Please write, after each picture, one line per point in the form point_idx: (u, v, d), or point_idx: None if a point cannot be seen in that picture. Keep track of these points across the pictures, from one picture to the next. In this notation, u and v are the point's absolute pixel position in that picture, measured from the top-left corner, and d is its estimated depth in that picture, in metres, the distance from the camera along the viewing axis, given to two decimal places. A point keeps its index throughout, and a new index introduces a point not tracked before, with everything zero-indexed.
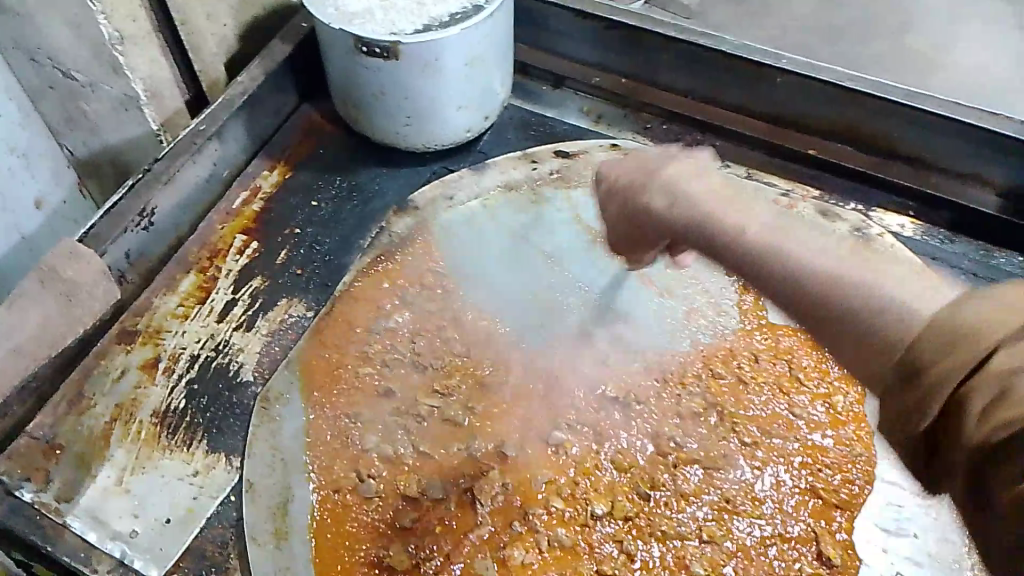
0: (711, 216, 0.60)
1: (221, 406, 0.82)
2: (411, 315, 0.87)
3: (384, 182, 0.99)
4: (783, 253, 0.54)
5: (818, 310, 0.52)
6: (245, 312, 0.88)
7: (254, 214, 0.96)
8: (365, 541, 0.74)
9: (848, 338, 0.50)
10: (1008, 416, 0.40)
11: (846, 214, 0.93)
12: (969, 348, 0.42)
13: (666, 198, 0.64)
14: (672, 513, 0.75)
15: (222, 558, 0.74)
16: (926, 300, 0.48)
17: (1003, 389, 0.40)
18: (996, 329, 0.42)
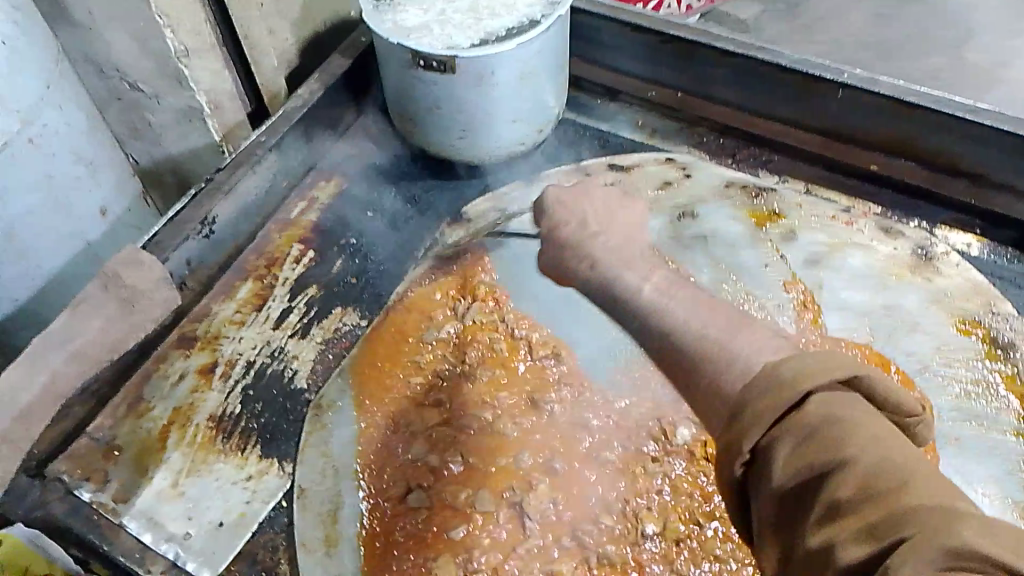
0: (667, 327, 0.52)
1: (275, 411, 0.85)
2: (462, 326, 0.87)
3: (436, 194, 1.00)
4: (698, 342, 0.50)
5: (716, 390, 0.47)
6: (300, 320, 0.90)
7: (310, 224, 0.96)
8: (413, 552, 0.74)
9: (794, 429, 0.42)
10: (859, 488, 0.38)
11: (907, 231, 0.91)
12: (786, 391, 0.42)
13: (590, 261, 0.62)
14: (726, 534, 0.74)
15: (273, 562, 0.76)
16: (822, 367, 0.43)
17: (811, 432, 0.41)
18: (818, 380, 0.42)
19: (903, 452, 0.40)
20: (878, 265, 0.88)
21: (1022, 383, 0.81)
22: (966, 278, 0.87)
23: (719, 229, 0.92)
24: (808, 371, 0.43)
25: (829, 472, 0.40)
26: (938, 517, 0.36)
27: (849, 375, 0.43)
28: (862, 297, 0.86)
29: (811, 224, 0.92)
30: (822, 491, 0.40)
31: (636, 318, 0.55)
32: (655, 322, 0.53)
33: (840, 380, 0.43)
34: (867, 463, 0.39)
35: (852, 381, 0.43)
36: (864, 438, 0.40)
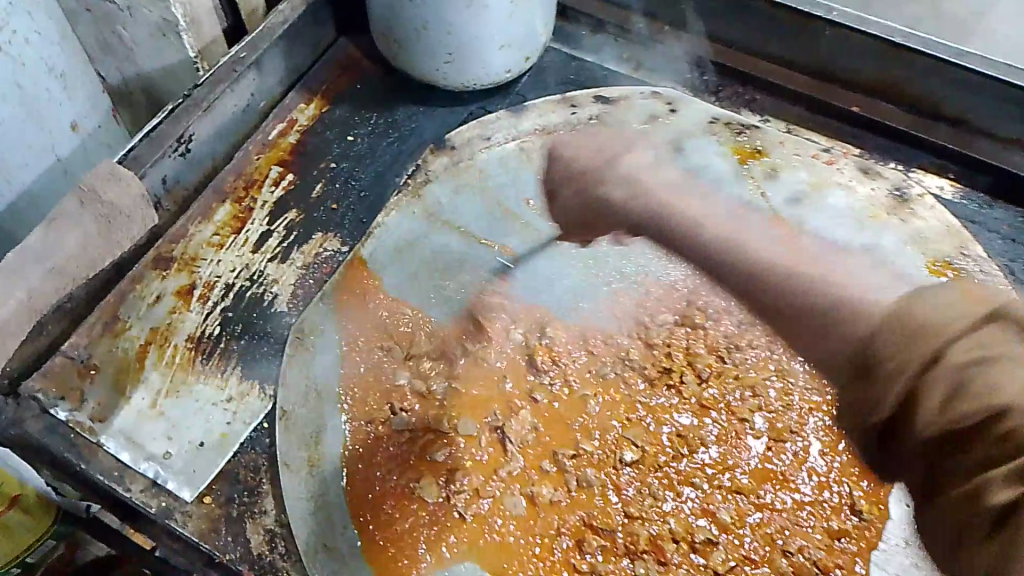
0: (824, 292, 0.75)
1: (256, 336, 0.82)
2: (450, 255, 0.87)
3: (419, 121, 0.98)
4: (817, 282, 0.80)
5: (845, 336, 0.77)
6: (281, 244, 0.88)
7: (290, 147, 0.95)
8: (395, 473, 0.75)
9: (939, 382, 0.70)
10: (971, 408, 0.69)
11: (886, 172, 0.92)
12: (933, 338, 0.72)
13: (622, 189, 0.88)
14: (704, 462, 0.76)
15: (255, 482, 0.75)
16: (957, 324, 0.71)
17: (958, 382, 0.69)
18: (950, 326, 0.71)
19: (1012, 387, 0.67)
20: (856, 205, 0.89)
21: None
22: (941, 220, 0.88)
23: (705, 161, 0.92)
24: (949, 324, 0.72)
25: (990, 417, 0.67)
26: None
27: (988, 315, 0.71)
28: (842, 233, 0.86)
29: (792, 162, 0.92)
30: (963, 436, 0.69)
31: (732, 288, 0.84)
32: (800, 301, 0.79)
33: (982, 319, 0.71)
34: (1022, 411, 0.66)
35: (995, 317, 0.71)
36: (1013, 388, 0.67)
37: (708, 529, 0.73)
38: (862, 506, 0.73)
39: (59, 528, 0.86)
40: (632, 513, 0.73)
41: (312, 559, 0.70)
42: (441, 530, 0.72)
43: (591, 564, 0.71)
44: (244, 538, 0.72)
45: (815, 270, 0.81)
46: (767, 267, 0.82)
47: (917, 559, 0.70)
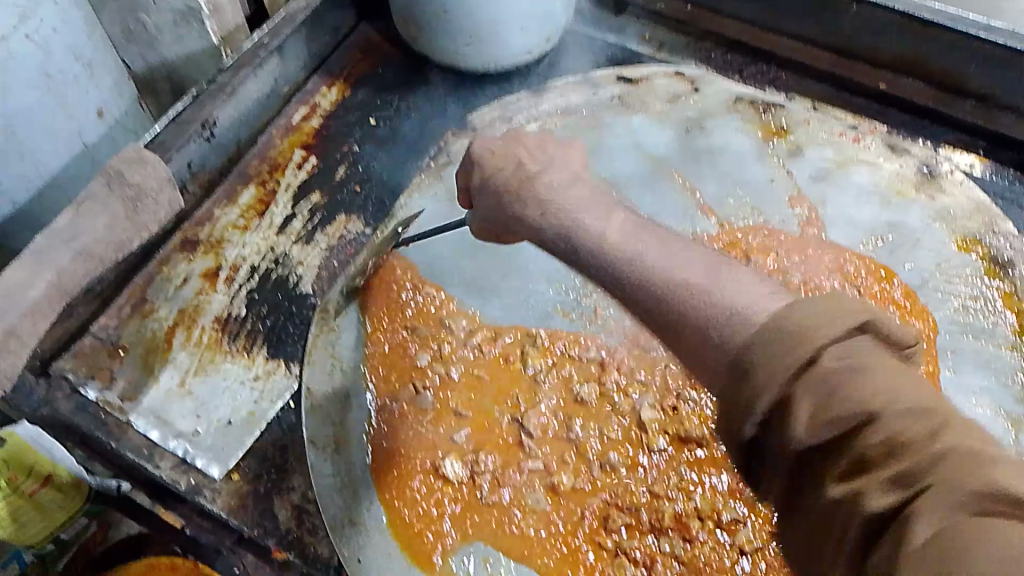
0: (613, 246, 0.54)
1: (282, 316, 0.83)
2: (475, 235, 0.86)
3: (441, 105, 0.98)
4: (690, 300, 0.48)
5: (708, 341, 0.46)
6: (305, 226, 0.89)
7: (313, 130, 0.96)
8: (420, 451, 0.76)
9: (810, 396, 0.40)
10: (836, 418, 0.39)
11: (913, 149, 0.91)
12: (804, 345, 0.40)
13: (540, 208, 0.59)
14: (728, 439, 0.76)
15: (282, 459, 0.76)
16: (832, 324, 0.41)
17: (825, 387, 0.40)
18: (828, 325, 0.41)
19: (907, 398, 0.39)
20: (882, 182, 0.88)
21: (1019, 300, 0.82)
22: (970, 197, 0.87)
23: (729, 142, 0.92)
24: (831, 328, 0.41)
25: (854, 427, 0.39)
26: (964, 458, 0.37)
27: (857, 321, 0.41)
28: (868, 212, 0.87)
29: (817, 140, 0.92)
30: (847, 450, 0.40)
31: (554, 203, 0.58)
32: (623, 254, 0.53)
33: (850, 328, 0.41)
34: (896, 414, 0.39)
35: (863, 325, 0.42)
36: (883, 389, 0.39)
37: (733, 508, 0.72)
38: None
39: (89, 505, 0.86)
40: (654, 490, 0.73)
41: (339, 535, 0.70)
42: (465, 509, 0.73)
43: (615, 540, 0.71)
44: (272, 513, 0.74)
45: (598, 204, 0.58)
46: (579, 206, 0.58)
47: None
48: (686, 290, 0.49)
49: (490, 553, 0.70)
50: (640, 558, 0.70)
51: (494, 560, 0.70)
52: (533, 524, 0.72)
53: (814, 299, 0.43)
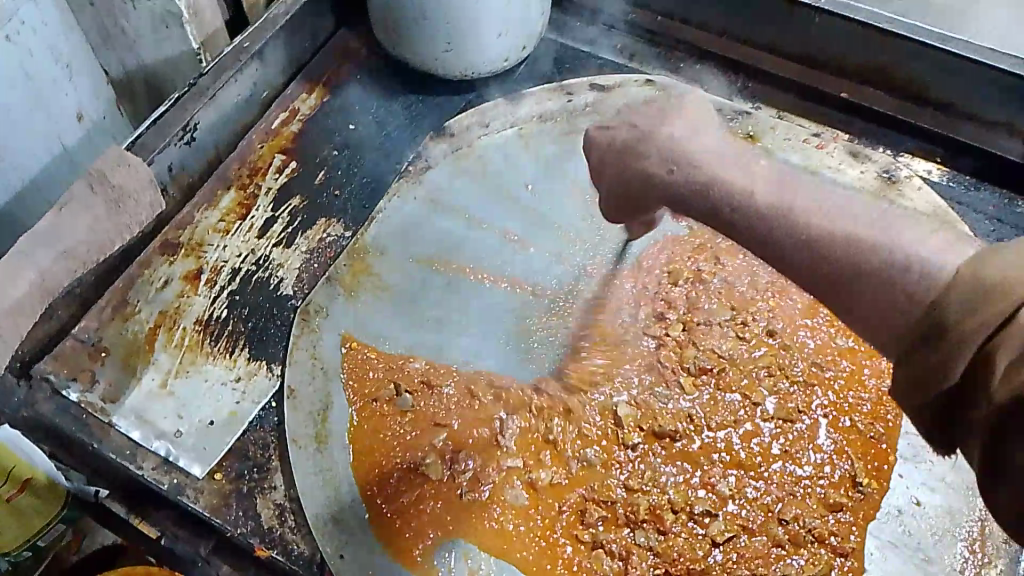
0: (778, 207, 0.53)
1: (262, 317, 0.85)
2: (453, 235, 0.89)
3: (419, 111, 1.00)
4: (885, 255, 0.48)
5: (902, 294, 0.47)
6: (285, 229, 0.90)
7: (292, 136, 0.96)
8: (399, 451, 0.76)
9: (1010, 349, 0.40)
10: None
11: (875, 155, 0.93)
12: (1000, 303, 0.41)
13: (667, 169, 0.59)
14: (702, 438, 0.77)
15: (264, 459, 0.77)
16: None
17: (970, 305, 0.42)
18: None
19: None
20: (845, 188, 0.91)
21: None
22: (926, 202, 0.90)
23: None
24: None
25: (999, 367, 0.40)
26: None
27: None
28: None
29: (784, 146, 0.95)
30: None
31: (683, 159, 0.58)
32: (767, 221, 0.53)
33: None
34: None
35: None
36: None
37: (707, 501, 0.74)
38: (862, 479, 0.75)
39: (65, 514, 0.81)
40: (630, 485, 0.75)
41: (322, 531, 0.72)
42: (445, 507, 0.74)
43: (592, 535, 0.73)
44: (255, 513, 0.75)
45: (735, 154, 0.58)
46: (710, 161, 0.57)
47: (909, 526, 0.73)
48: (848, 241, 0.49)
49: (470, 549, 0.72)
50: (616, 551, 0.72)
51: (473, 553, 0.72)
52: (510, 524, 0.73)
53: (991, 252, 0.44)
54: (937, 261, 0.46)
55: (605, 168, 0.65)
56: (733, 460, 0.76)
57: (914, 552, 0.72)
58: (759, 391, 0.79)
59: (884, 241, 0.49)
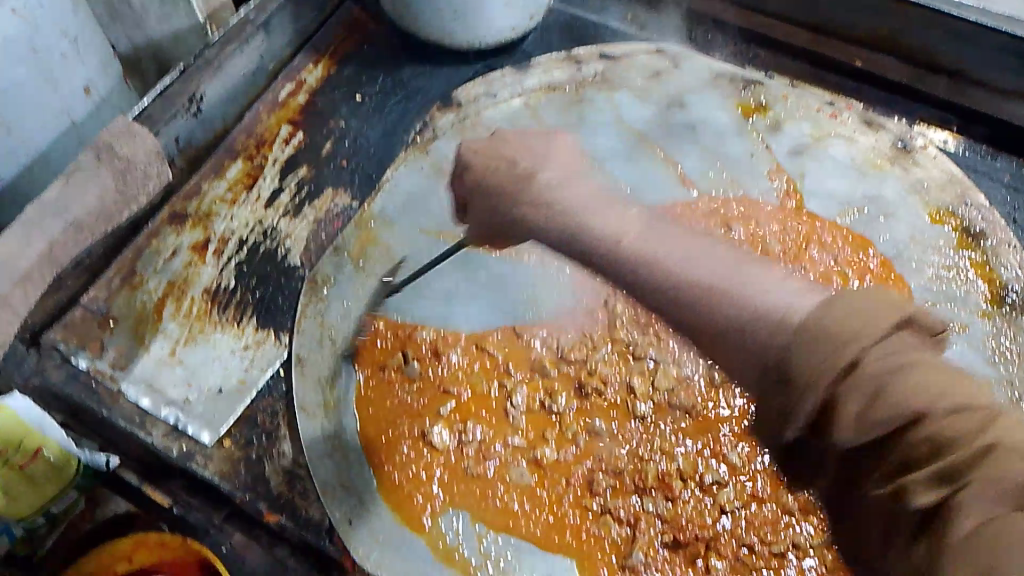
0: (642, 256, 0.50)
1: (271, 286, 0.85)
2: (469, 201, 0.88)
3: (426, 82, 0.99)
4: (717, 299, 0.46)
5: (749, 347, 0.43)
6: (292, 200, 0.90)
7: (299, 106, 0.96)
8: (405, 420, 0.77)
9: (857, 394, 0.39)
10: (883, 417, 0.39)
11: (888, 123, 0.92)
12: (845, 349, 0.39)
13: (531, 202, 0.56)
14: (714, 408, 0.76)
15: (273, 426, 0.77)
16: (874, 325, 0.39)
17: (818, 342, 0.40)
18: (867, 322, 0.39)
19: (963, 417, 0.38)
20: (858, 156, 0.90)
21: (992, 270, 0.83)
22: (943, 170, 0.89)
23: (709, 118, 0.93)
24: (875, 327, 0.39)
25: (900, 427, 0.39)
26: (1006, 460, 0.38)
27: (905, 316, 0.40)
28: (845, 185, 0.89)
29: (797, 115, 0.93)
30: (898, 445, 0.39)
31: (565, 219, 0.54)
32: (613, 261, 0.51)
33: (895, 323, 0.40)
34: (942, 413, 0.39)
35: (909, 320, 0.41)
36: (930, 390, 0.39)
37: (716, 470, 0.74)
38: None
39: (80, 480, 0.80)
40: (638, 453, 0.75)
41: (330, 498, 0.72)
42: (452, 476, 0.74)
43: (600, 502, 0.73)
44: (264, 479, 0.75)
45: (606, 202, 0.54)
46: (584, 202, 0.55)
47: None
48: (703, 292, 0.46)
49: (478, 518, 0.72)
50: (624, 517, 0.72)
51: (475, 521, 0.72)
52: (518, 495, 0.73)
53: (832, 301, 0.41)
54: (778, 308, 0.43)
55: (477, 199, 0.61)
56: (743, 430, 0.75)
57: None
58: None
59: (743, 291, 0.45)
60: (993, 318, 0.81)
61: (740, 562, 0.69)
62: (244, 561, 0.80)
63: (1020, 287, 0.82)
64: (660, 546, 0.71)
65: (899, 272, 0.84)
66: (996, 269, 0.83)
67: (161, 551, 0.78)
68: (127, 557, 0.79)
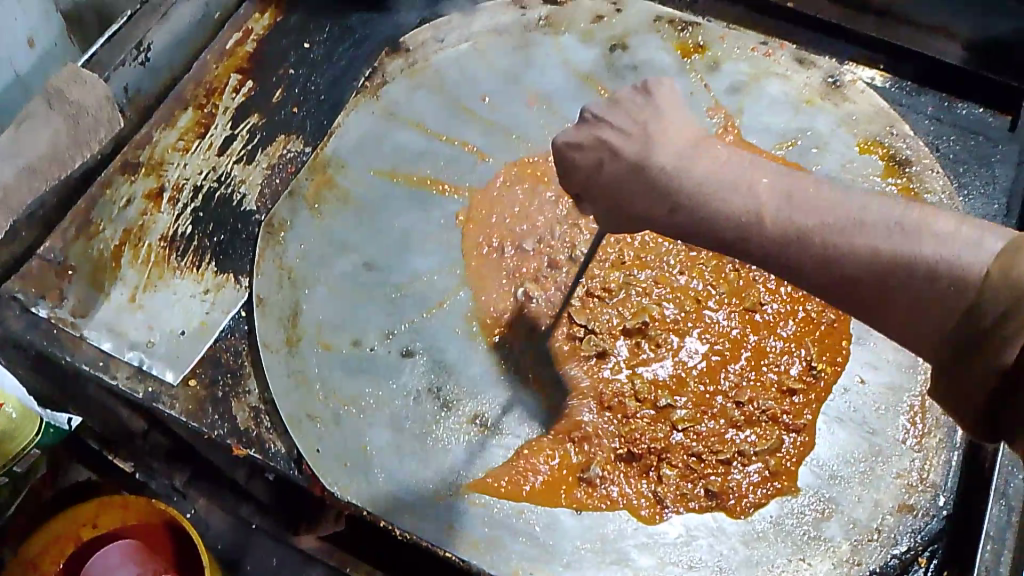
0: (788, 230, 0.48)
1: (228, 231, 0.86)
2: (429, 136, 0.90)
3: (373, 28, 1.00)
4: (890, 247, 0.45)
5: (887, 283, 0.45)
6: (245, 146, 0.91)
7: (247, 54, 0.97)
8: (358, 368, 0.77)
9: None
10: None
11: (821, 61, 0.96)
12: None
13: (623, 192, 0.54)
14: (673, 337, 0.77)
15: (237, 365, 0.79)
16: None
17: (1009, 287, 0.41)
18: None
19: None
20: (792, 92, 0.94)
21: (915, 194, 0.87)
22: (870, 103, 0.93)
23: (650, 59, 0.96)
24: None
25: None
26: None
27: None
28: (780, 118, 0.92)
29: (733, 55, 0.96)
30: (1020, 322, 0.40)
31: (669, 184, 0.52)
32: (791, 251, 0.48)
33: None
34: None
35: None
36: None
37: (669, 393, 0.74)
38: (816, 364, 0.75)
39: (41, 440, 0.75)
40: (594, 381, 0.75)
41: (297, 429, 0.74)
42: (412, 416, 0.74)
43: (561, 425, 0.73)
44: (231, 415, 0.76)
45: (737, 171, 0.51)
46: (709, 183, 0.51)
47: (857, 402, 0.74)
48: (872, 258, 0.45)
49: (440, 460, 0.72)
50: (580, 437, 0.73)
51: (435, 467, 0.72)
52: (480, 444, 0.73)
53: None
54: (961, 265, 0.44)
55: (608, 203, 0.57)
56: (693, 356, 0.76)
57: (859, 426, 0.73)
58: (727, 282, 0.79)
59: (909, 248, 0.45)
60: None
61: (691, 471, 0.71)
62: (209, 525, 0.82)
63: (942, 210, 0.86)
64: (617, 460, 0.72)
65: None
66: (919, 193, 0.87)
67: (124, 513, 0.78)
68: (91, 522, 0.78)
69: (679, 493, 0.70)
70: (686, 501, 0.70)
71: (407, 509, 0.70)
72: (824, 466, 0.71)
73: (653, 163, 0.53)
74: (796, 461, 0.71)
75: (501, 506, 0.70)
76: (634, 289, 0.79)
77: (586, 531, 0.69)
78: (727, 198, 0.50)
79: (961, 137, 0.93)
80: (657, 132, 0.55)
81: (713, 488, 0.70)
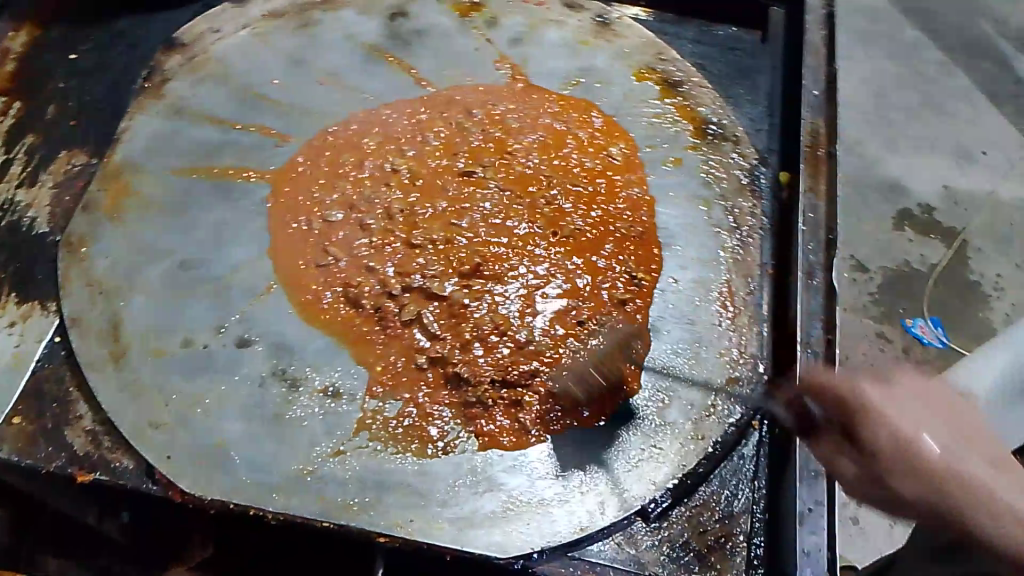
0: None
1: (24, 257, 0.81)
2: (224, 128, 0.88)
3: (143, 28, 0.96)
4: None
5: None
6: (25, 170, 0.86)
7: (10, 75, 0.92)
8: (193, 373, 0.74)
9: None
10: None
11: (588, 4, 1.02)
12: None
13: (884, 459, 0.49)
14: (505, 273, 0.80)
15: (62, 391, 0.74)
16: None
17: None
18: None
19: None
20: (568, 36, 0.99)
21: (690, 109, 0.94)
22: (638, 37, 1.00)
23: (430, 22, 0.98)
24: None
25: None
26: None
27: None
28: (561, 62, 0.97)
29: (509, 8, 1.00)
30: None
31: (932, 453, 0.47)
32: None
33: None
34: None
35: None
36: None
37: (512, 326, 0.77)
38: (637, 274, 0.81)
39: None
40: (437, 330, 0.77)
41: (142, 439, 0.71)
42: (258, 403, 0.73)
43: (413, 381, 0.75)
44: (66, 444, 0.72)
45: (1002, 466, 0.46)
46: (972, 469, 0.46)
47: (674, 300, 0.81)
48: None
49: (302, 442, 0.71)
50: (433, 385, 0.75)
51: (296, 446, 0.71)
52: (332, 410, 0.73)
53: None
54: None
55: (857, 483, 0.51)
56: (533, 288, 0.80)
57: (679, 321, 0.79)
58: (541, 217, 0.84)
59: None
60: (699, 149, 0.91)
61: (550, 394, 0.74)
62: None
63: (717, 120, 0.94)
64: (474, 399, 0.74)
65: (623, 127, 0.92)
66: (694, 109, 0.94)
67: None
68: None
69: (538, 417, 0.73)
70: (547, 425, 0.73)
71: (273, 492, 0.69)
72: (660, 361, 0.77)
73: (917, 425, 0.48)
74: (638, 363, 0.76)
75: (366, 468, 0.70)
76: (460, 237, 0.82)
77: (455, 469, 0.70)
78: (982, 483, 0.45)
79: (721, 54, 1.01)
80: (929, 395, 0.49)
81: (567, 405, 0.73)
